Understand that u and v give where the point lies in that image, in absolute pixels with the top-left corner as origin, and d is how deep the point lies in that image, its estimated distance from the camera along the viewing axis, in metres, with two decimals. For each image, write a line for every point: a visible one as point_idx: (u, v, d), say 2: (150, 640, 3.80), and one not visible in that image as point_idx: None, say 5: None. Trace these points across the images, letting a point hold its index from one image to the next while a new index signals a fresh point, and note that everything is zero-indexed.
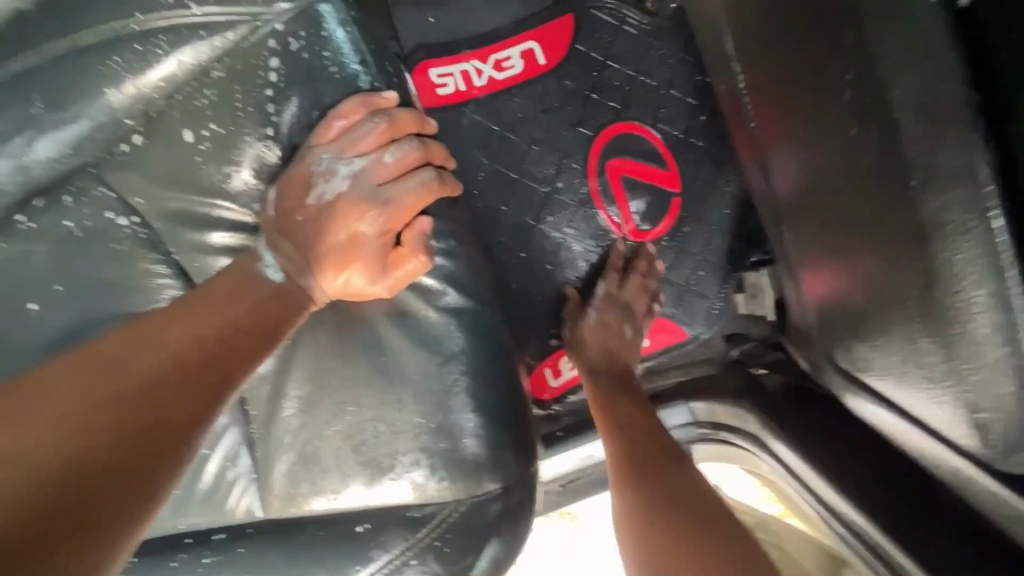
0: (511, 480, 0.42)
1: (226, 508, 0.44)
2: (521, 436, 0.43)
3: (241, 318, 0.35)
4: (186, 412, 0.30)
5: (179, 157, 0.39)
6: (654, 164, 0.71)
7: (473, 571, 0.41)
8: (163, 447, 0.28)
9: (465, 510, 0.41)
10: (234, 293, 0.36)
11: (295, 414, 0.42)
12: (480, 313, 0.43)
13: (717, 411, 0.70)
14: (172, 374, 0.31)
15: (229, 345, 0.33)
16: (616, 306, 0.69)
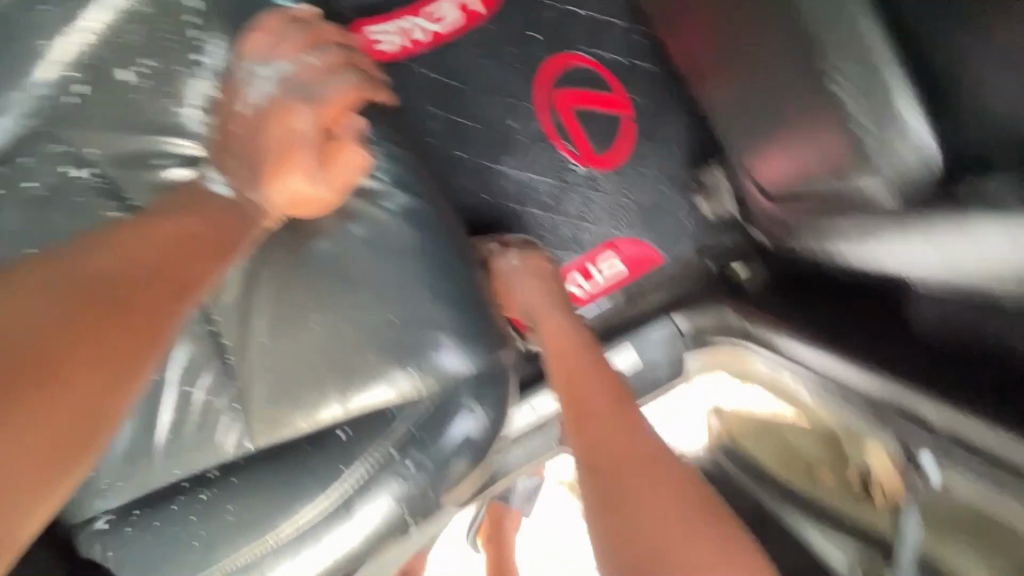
0: (480, 366, 0.44)
1: (216, 443, 0.46)
2: (486, 326, 0.44)
3: (197, 234, 0.37)
4: (154, 310, 0.33)
5: (124, 101, 0.42)
6: (600, 90, 0.73)
7: (451, 454, 0.43)
8: (135, 340, 0.31)
9: (436, 397, 0.43)
10: (191, 208, 0.38)
11: (266, 334, 0.44)
12: (427, 213, 0.44)
13: (698, 320, 0.71)
14: (140, 274, 0.33)
15: (188, 259, 0.36)
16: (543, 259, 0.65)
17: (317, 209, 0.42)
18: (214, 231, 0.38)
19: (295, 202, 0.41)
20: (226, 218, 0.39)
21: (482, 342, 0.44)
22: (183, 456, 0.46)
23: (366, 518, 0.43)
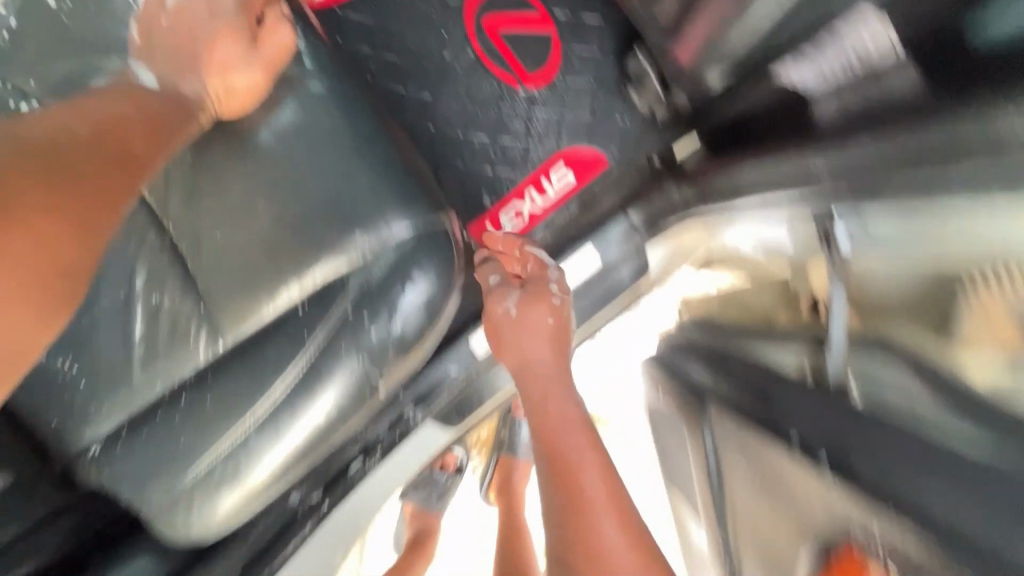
0: (421, 231, 0.46)
1: (185, 352, 0.48)
2: (423, 199, 0.46)
3: (137, 122, 0.40)
4: (116, 186, 0.37)
5: (58, 32, 0.46)
6: (524, 10, 0.75)
7: (407, 313, 0.46)
8: (100, 208, 0.36)
9: (387, 262, 0.46)
10: (124, 97, 0.41)
11: (220, 235, 0.47)
12: (357, 108, 0.48)
13: (648, 212, 0.74)
14: (94, 149, 0.37)
15: (131, 145, 0.39)
16: (539, 292, 0.55)
17: (245, 105, 0.46)
18: (154, 121, 0.41)
19: (222, 96, 0.45)
20: (164, 111, 0.42)
21: (420, 205, 0.46)
22: (157, 367, 0.49)
23: (335, 383, 0.45)
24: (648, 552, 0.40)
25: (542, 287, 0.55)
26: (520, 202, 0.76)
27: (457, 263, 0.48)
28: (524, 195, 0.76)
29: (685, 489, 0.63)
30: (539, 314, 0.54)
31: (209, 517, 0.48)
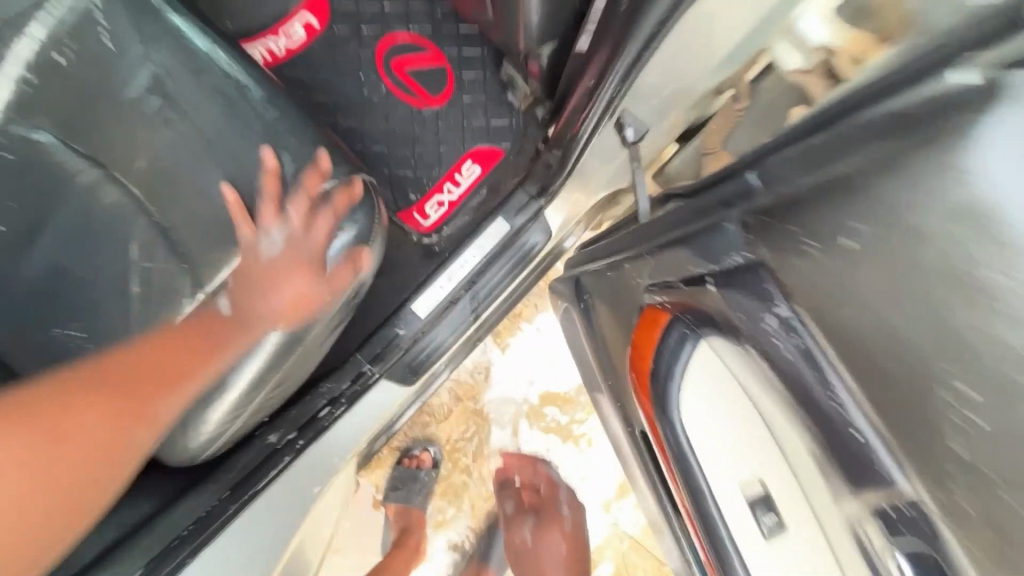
0: (340, 177, 0.62)
1: (171, 307, 0.61)
2: (339, 166, 0.63)
3: (179, 353, 0.55)
4: (156, 408, 0.52)
5: (60, 80, 0.61)
6: (420, 51, 0.93)
7: (339, 235, 0.60)
8: (129, 445, 0.50)
9: (320, 198, 0.61)
10: (203, 324, 0.57)
11: (192, 213, 0.62)
12: (282, 115, 0.63)
13: (528, 183, 0.90)
14: (149, 379, 0.52)
15: (160, 371, 0.53)
16: (549, 532, 1.25)
17: (298, 311, 0.58)
18: (200, 348, 0.56)
19: (288, 309, 0.58)
20: (221, 335, 0.57)
21: (340, 167, 0.62)
22: (151, 321, 0.62)
23: (290, 303, 0.58)
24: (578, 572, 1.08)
25: (553, 516, 1.27)
26: (440, 194, 0.93)
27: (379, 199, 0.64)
28: (443, 189, 0.93)
29: (599, 385, 0.77)
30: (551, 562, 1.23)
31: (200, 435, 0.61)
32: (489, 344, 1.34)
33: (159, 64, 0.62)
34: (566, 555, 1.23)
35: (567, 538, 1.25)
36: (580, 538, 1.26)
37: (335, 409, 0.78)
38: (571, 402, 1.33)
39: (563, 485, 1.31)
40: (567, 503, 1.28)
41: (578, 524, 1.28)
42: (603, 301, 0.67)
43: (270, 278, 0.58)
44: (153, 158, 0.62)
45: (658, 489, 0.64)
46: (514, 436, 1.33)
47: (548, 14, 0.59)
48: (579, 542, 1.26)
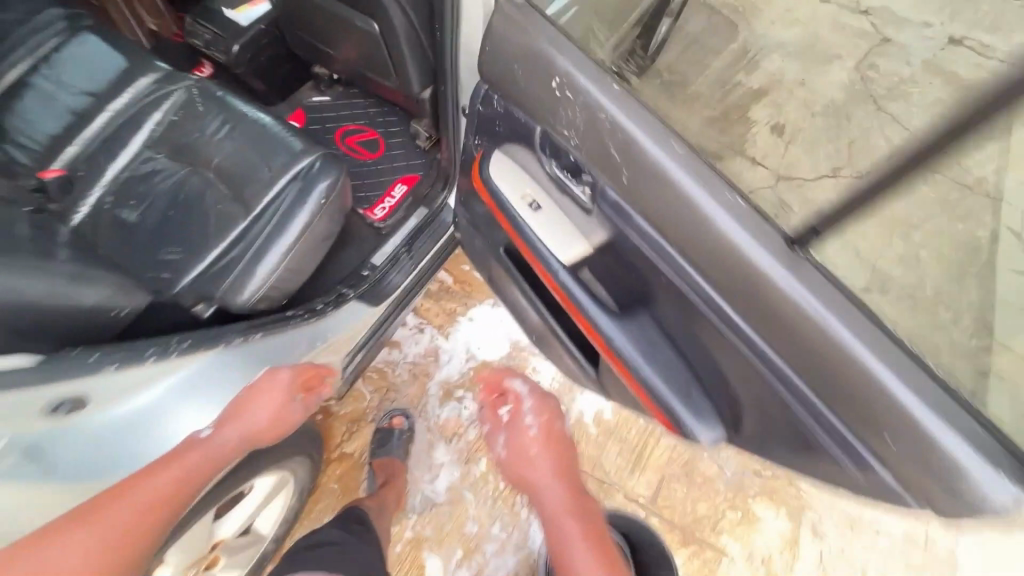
0: (321, 155, 1.18)
1: (229, 229, 1.09)
2: (320, 152, 1.20)
3: (205, 472, 0.80)
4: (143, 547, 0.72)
5: (172, 132, 1.17)
6: (359, 128, 1.56)
7: (321, 180, 1.15)
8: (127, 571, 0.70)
9: (308, 165, 1.16)
10: (168, 460, 0.78)
11: (245, 181, 1.14)
12: (288, 133, 1.20)
13: (434, 184, 1.50)
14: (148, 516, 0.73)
15: (184, 493, 0.77)
16: (525, 442, 1.09)
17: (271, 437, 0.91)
18: (210, 468, 0.81)
19: (266, 426, 0.90)
20: (217, 452, 0.83)
21: (321, 150, 1.19)
22: (219, 237, 1.09)
23: (301, 213, 1.12)
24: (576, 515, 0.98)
25: (519, 426, 1.13)
26: (385, 202, 1.48)
27: (344, 167, 1.21)
28: (386, 199, 1.48)
29: (489, 256, 1.23)
30: (533, 467, 1.06)
31: (252, 286, 1.07)
32: (435, 334, 1.77)
33: (224, 118, 1.19)
34: (546, 465, 1.06)
35: (553, 444, 1.09)
36: (558, 438, 1.11)
37: (324, 308, 1.19)
38: (503, 365, 1.75)
39: (527, 395, 1.19)
40: (531, 413, 1.13)
41: (545, 429, 1.11)
42: (470, 204, 1.20)
43: (250, 406, 0.89)
44: (221, 160, 1.16)
45: (540, 309, 1.09)
46: (465, 399, 1.69)
47: (420, 71, 1.25)
48: (560, 438, 1.11)
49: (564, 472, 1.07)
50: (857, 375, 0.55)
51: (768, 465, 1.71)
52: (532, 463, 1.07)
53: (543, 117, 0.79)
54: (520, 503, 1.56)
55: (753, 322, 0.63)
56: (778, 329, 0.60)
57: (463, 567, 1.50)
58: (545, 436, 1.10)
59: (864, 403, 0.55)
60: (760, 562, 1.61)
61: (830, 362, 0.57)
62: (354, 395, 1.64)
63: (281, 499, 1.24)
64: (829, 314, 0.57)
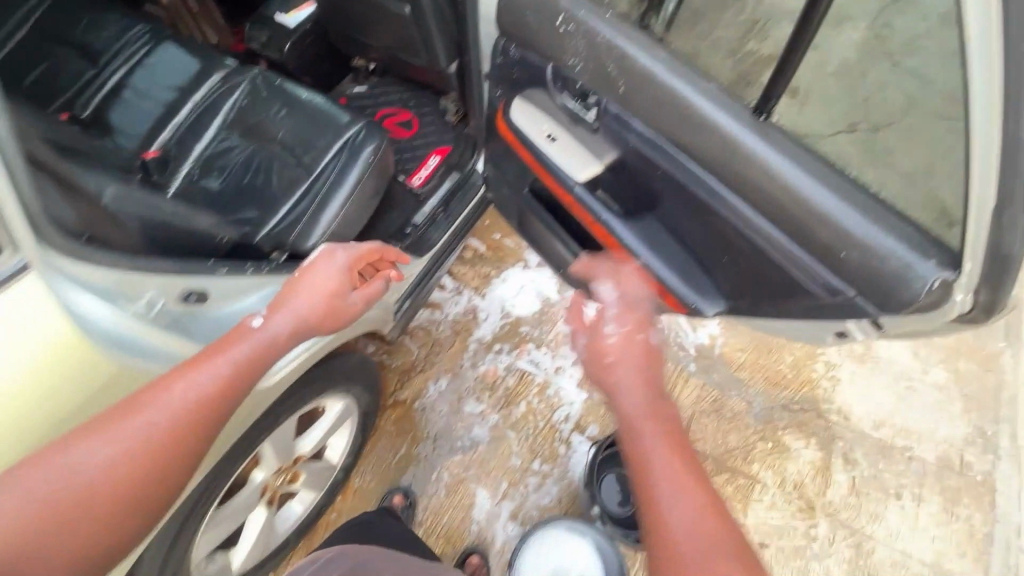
0: (365, 123, 1.37)
1: (294, 190, 1.29)
2: (364, 120, 1.38)
3: (253, 366, 0.80)
4: (184, 454, 0.72)
5: (242, 115, 1.39)
6: (395, 109, 1.74)
7: (367, 144, 1.34)
8: (168, 478, 0.71)
9: (356, 132, 1.35)
10: (208, 356, 0.78)
11: (304, 150, 1.34)
12: (336, 108, 1.39)
13: (463, 153, 1.67)
14: (182, 423, 0.72)
15: (233, 385, 0.77)
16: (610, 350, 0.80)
17: (328, 324, 0.92)
18: (260, 359, 0.81)
19: (314, 313, 0.90)
20: (265, 343, 0.83)
21: (365, 120, 1.38)
22: (286, 197, 1.28)
23: (352, 173, 1.31)
24: (669, 442, 0.70)
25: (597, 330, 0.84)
26: (421, 172, 1.64)
27: (385, 132, 1.39)
28: (422, 169, 1.64)
29: (516, 202, 1.34)
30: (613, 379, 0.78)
31: (316, 234, 1.25)
32: (472, 295, 1.93)
33: (284, 100, 1.40)
34: (637, 377, 0.77)
35: (647, 356, 0.80)
36: (655, 354, 0.81)
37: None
38: (537, 320, 1.90)
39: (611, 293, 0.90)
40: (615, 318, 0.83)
41: (630, 332, 0.83)
42: (491, 161, 1.36)
43: (300, 295, 0.89)
44: (282, 134, 1.36)
45: (563, 238, 1.24)
46: (503, 350, 1.85)
47: (445, 45, 1.43)
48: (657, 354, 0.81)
49: (655, 383, 0.77)
50: (821, 222, 0.69)
51: (795, 400, 1.81)
52: (611, 370, 0.79)
53: (553, 53, 0.94)
54: (557, 440, 1.71)
55: (736, 192, 0.77)
56: (751, 193, 0.74)
57: (509, 497, 1.64)
58: (634, 344, 0.80)
59: (821, 241, 0.70)
60: (792, 487, 1.68)
61: (794, 213, 0.71)
62: (403, 349, 1.82)
63: (345, 430, 1.42)
64: (790, 168, 0.70)
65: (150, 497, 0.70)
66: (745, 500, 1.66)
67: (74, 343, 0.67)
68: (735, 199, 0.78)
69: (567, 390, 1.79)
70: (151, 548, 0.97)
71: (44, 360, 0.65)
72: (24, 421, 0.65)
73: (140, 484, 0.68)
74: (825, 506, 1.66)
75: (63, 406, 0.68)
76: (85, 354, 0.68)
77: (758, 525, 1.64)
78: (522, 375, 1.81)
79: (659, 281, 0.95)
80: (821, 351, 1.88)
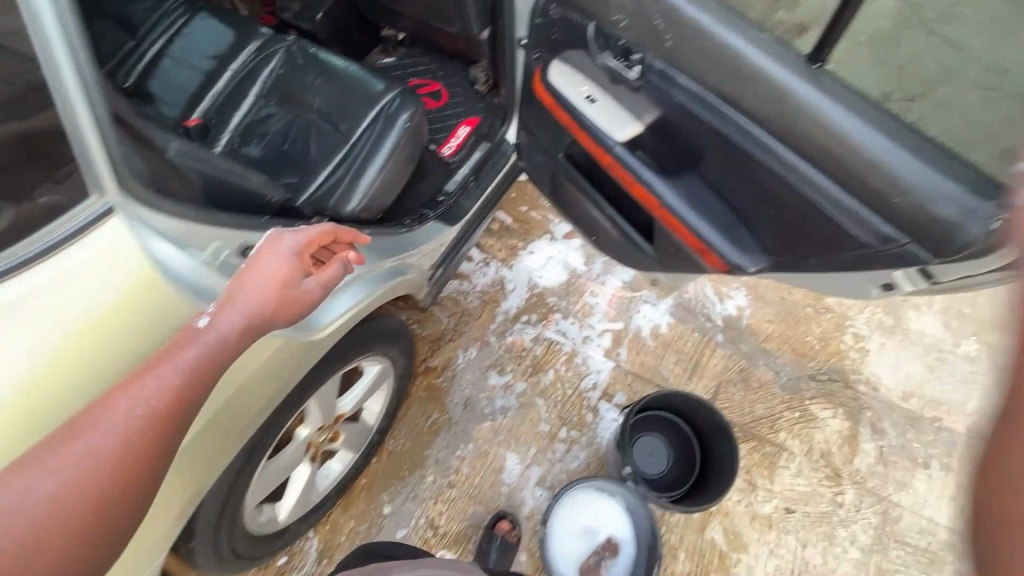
0: (399, 89, 1.38)
1: (333, 156, 1.31)
2: (398, 87, 1.39)
3: (202, 373, 0.73)
4: (144, 471, 0.68)
5: (278, 84, 1.40)
6: (424, 79, 1.75)
7: (401, 112, 1.35)
8: (132, 497, 0.67)
9: (390, 99, 1.36)
10: (154, 363, 0.71)
11: (341, 118, 1.36)
12: (370, 74, 1.40)
13: (493, 123, 1.67)
14: (136, 439, 0.67)
15: (180, 397, 0.71)
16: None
17: (285, 315, 0.83)
18: (212, 361, 0.74)
19: (267, 302, 0.80)
20: (218, 344, 0.74)
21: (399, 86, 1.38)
22: (324, 163, 1.30)
23: (388, 139, 1.32)
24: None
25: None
26: (452, 141, 1.65)
27: (418, 99, 1.39)
28: (452, 139, 1.65)
29: (550, 166, 1.35)
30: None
31: (355, 200, 1.27)
32: (499, 266, 1.95)
33: (318, 68, 1.41)
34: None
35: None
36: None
37: (411, 224, 1.37)
38: (564, 291, 1.92)
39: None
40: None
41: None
42: (525, 127, 1.36)
43: (246, 287, 0.79)
44: (318, 102, 1.38)
45: (596, 201, 1.24)
46: (531, 320, 1.87)
47: (478, 12, 1.42)
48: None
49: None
50: (877, 170, 0.70)
51: (822, 370, 1.82)
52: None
53: (596, 9, 0.94)
54: (585, 407, 1.74)
55: (790, 143, 0.77)
56: (806, 143, 0.75)
57: (538, 463, 1.67)
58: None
59: (875, 189, 0.71)
60: (819, 455, 1.70)
61: (848, 160, 0.72)
62: (433, 318, 1.85)
63: (381, 394, 1.45)
64: (846, 118, 0.71)
65: (117, 516, 0.66)
66: (771, 467, 1.68)
67: (88, 332, 0.71)
68: (787, 150, 0.78)
69: (594, 360, 1.81)
70: (208, 499, 1.01)
71: (47, 352, 0.69)
72: (20, 417, 0.68)
73: (102, 506, 0.65)
74: (851, 474, 1.68)
75: (60, 400, 0.70)
76: (101, 343, 0.72)
77: (785, 491, 1.65)
78: (549, 344, 1.83)
79: (699, 238, 0.96)
80: (849, 323, 1.89)
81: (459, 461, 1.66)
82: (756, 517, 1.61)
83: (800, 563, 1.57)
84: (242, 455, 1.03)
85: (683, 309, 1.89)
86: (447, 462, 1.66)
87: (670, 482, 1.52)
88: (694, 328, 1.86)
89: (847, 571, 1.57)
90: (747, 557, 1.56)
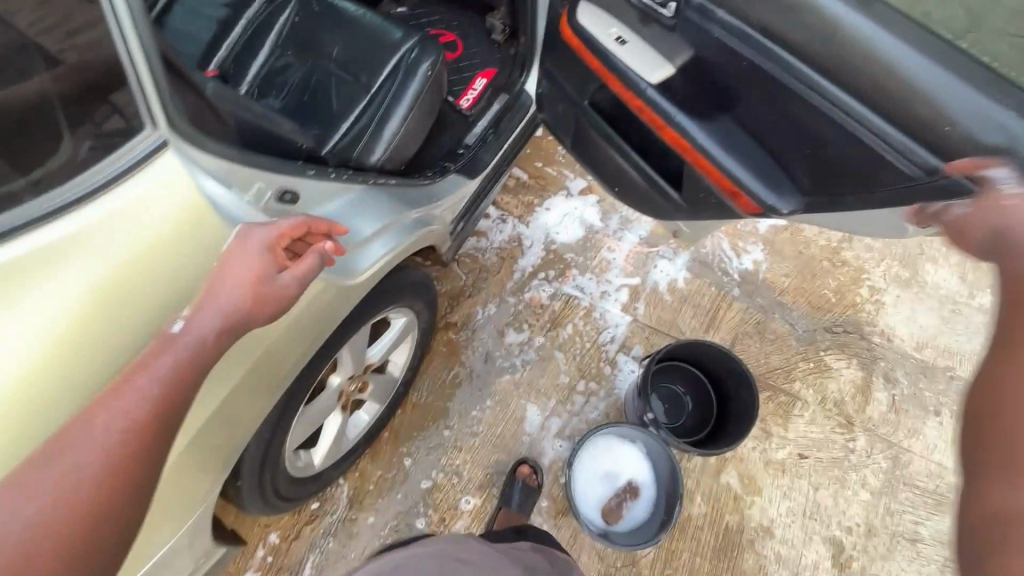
0: (418, 36, 1.34)
1: (356, 106, 1.30)
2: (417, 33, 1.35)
3: (180, 379, 0.72)
4: (128, 482, 0.66)
5: (294, 34, 1.37)
6: (439, 30, 1.71)
7: (421, 60, 1.31)
8: (119, 507, 0.66)
9: (411, 45, 1.33)
10: (127, 376, 0.70)
11: (359, 67, 1.33)
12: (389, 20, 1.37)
13: (512, 73, 1.63)
14: (116, 452, 0.66)
15: (161, 404, 0.70)
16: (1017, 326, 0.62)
17: (263, 314, 0.79)
18: (185, 369, 0.72)
19: (241, 302, 0.77)
20: (193, 349, 0.73)
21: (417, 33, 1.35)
22: (347, 113, 1.29)
23: (410, 88, 1.30)
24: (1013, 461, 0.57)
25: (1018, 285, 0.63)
26: (469, 94, 1.63)
27: (436, 45, 1.36)
28: (469, 91, 1.63)
29: (573, 115, 1.33)
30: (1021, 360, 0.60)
31: (379, 151, 1.26)
32: (516, 223, 1.94)
33: (334, 16, 1.37)
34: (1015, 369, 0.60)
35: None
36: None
37: (433, 177, 1.36)
38: (581, 247, 1.92)
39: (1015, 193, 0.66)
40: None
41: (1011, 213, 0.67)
42: (548, 76, 1.33)
43: (218, 290, 0.76)
44: (335, 52, 1.35)
45: (623, 150, 1.23)
46: (549, 276, 1.88)
47: None
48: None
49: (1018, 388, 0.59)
50: (921, 94, 0.71)
51: (837, 323, 1.84)
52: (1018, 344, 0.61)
53: None
54: (604, 360, 1.77)
55: (833, 73, 0.77)
56: (852, 70, 0.75)
57: (558, 413, 1.71)
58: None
59: (917, 117, 0.72)
60: (833, 404, 1.74)
61: (894, 88, 0.72)
62: (451, 275, 1.86)
63: (406, 347, 1.48)
64: (891, 43, 0.72)
65: (106, 529, 0.65)
66: (786, 416, 1.72)
67: (92, 307, 0.73)
68: (829, 81, 0.78)
69: (612, 314, 1.83)
70: (252, 445, 1.05)
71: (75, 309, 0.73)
72: (42, 388, 0.71)
73: (92, 514, 0.64)
74: (864, 422, 1.72)
75: (78, 370, 0.73)
76: (106, 316, 0.74)
77: (798, 438, 1.69)
78: (567, 300, 1.85)
79: (733, 181, 0.96)
80: (865, 276, 1.90)
81: (481, 412, 1.70)
82: (770, 463, 1.66)
83: (812, 505, 1.63)
84: (282, 403, 1.07)
85: (700, 263, 1.90)
86: (470, 413, 1.70)
87: (688, 428, 1.57)
88: (711, 282, 1.88)
89: (857, 512, 1.63)
90: (761, 499, 1.62)
